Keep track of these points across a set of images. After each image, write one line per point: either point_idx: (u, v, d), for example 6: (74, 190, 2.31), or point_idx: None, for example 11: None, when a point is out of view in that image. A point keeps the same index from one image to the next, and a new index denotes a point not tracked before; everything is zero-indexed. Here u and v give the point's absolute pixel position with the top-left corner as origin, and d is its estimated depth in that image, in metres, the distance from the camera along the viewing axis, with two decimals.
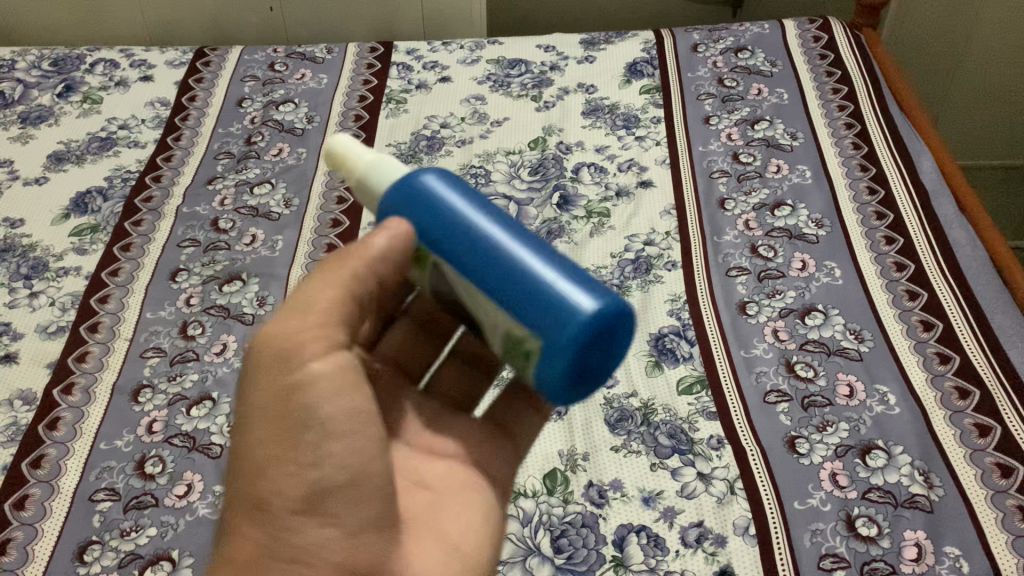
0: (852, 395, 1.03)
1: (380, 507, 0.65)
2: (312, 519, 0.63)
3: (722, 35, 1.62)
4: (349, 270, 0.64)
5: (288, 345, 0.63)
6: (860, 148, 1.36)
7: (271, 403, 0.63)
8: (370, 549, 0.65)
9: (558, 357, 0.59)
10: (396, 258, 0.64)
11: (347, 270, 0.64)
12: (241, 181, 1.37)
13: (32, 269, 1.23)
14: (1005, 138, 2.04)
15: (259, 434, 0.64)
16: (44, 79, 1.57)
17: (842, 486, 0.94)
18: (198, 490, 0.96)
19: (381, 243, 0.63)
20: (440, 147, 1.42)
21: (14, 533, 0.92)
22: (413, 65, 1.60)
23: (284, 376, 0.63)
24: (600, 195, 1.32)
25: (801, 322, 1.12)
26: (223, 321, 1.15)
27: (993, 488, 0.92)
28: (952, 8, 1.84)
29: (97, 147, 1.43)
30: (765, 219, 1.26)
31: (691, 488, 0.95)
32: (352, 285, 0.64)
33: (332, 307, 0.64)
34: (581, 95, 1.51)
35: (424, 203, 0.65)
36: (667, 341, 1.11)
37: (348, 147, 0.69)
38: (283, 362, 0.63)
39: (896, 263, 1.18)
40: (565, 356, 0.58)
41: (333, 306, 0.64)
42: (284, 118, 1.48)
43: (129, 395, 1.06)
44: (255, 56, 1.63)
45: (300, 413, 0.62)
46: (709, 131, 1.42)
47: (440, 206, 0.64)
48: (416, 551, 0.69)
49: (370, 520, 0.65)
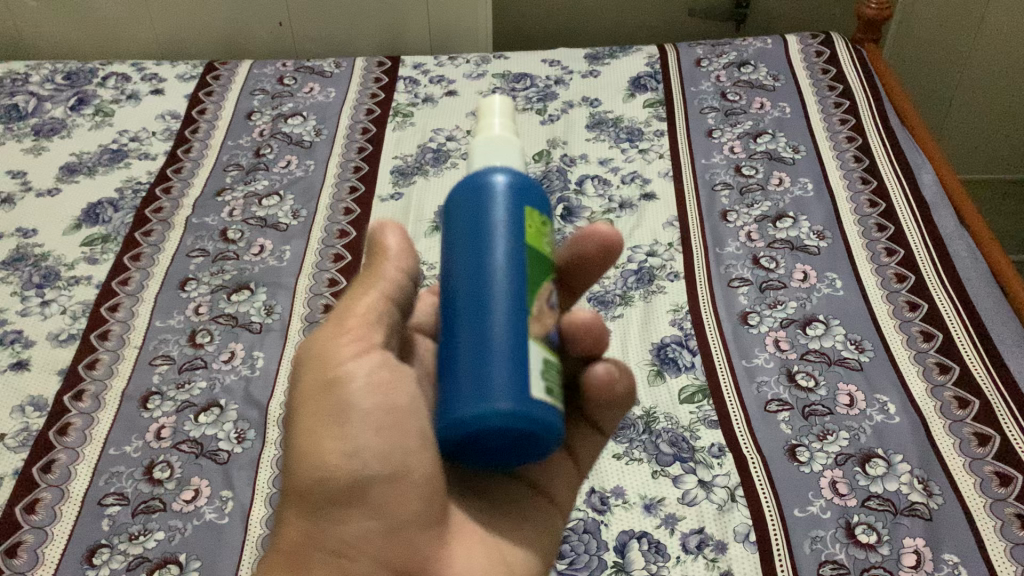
0: (853, 405, 1.04)
1: (422, 505, 0.63)
2: (355, 514, 0.62)
3: (725, 50, 1.64)
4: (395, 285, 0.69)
5: (332, 346, 0.65)
6: (861, 161, 1.37)
7: (316, 396, 0.64)
8: (412, 552, 0.63)
9: (443, 430, 0.56)
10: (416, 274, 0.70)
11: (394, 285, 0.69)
12: (250, 193, 1.39)
13: (44, 278, 1.25)
14: (1006, 154, 2.05)
15: (308, 430, 0.63)
16: (57, 93, 1.60)
17: (842, 494, 0.95)
18: (205, 495, 0.98)
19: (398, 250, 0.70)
20: (446, 160, 1.44)
21: (25, 536, 0.94)
22: (420, 80, 1.62)
23: (325, 374, 0.64)
24: (603, 207, 1.34)
25: (802, 333, 1.13)
26: (231, 329, 1.17)
27: (992, 497, 0.93)
28: (953, 21, 1.85)
29: (109, 159, 1.46)
30: (766, 230, 1.28)
31: (692, 495, 0.96)
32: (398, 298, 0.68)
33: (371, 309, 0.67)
34: (585, 108, 1.53)
35: (467, 203, 0.61)
36: (669, 350, 1.12)
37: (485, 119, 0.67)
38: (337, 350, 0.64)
39: (897, 274, 1.19)
40: (446, 433, 0.56)
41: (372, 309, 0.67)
42: (293, 131, 1.50)
43: (138, 402, 1.08)
44: (265, 70, 1.65)
45: (339, 405, 0.63)
46: (712, 144, 1.44)
47: (469, 218, 0.60)
48: (463, 553, 0.66)
49: (413, 518, 0.63)
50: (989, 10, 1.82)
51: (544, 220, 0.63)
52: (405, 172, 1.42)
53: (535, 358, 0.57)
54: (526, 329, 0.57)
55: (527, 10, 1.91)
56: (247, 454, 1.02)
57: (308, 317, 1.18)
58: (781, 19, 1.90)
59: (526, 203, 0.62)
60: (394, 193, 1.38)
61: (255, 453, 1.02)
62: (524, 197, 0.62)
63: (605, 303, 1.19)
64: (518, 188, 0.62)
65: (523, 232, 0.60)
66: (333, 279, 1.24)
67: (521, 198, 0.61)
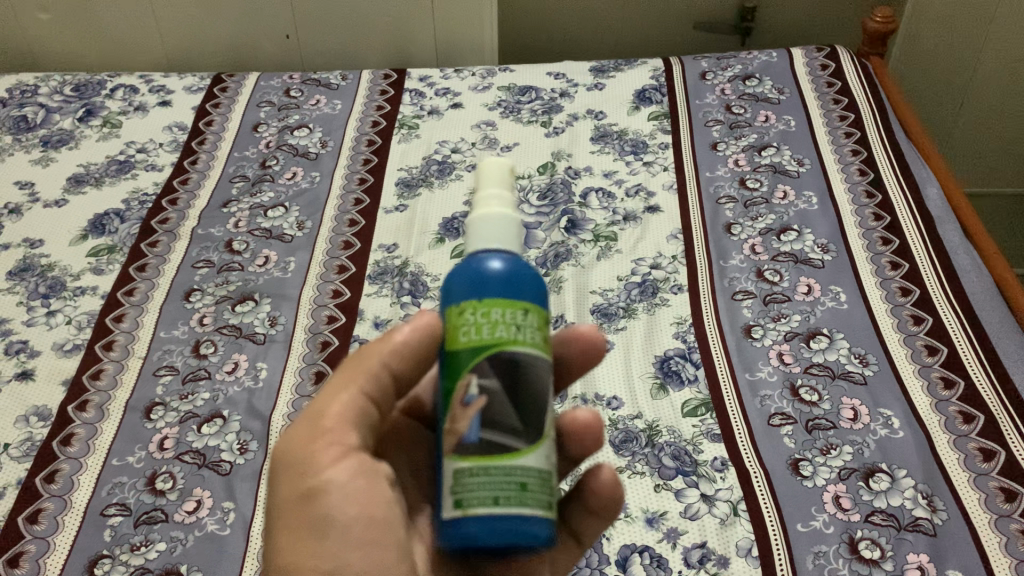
0: (856, 419, 1.03)
1: None
2: None
3: (731, 63, 1.64)
4: (362, 371, 0.62)
5: (303, 448, 0.59)
6: (866, 174, 1.37)
7: (288, 505, 0.58)
8: None
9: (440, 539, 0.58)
10: (411, 356, 0.63)
11: (360, 373, 0.62)
12: (256, 205, 1.39)
13: (50, 288, 1.26)
14: (1005, 166, 2.04)
15: (280, 544, 0.58)
16: (66, 104, 1.61)
17: (846, 509, 0.94)
18: (207, 506, 0.98)
19: (402, 335, 0.62)
20: (450, 172, 1.44)
21: (27, 546, 0.94)
22: (425, 92, 1.63)
23: (302, 482, 0.58)
24: (607, 220, 1.34)
25: (806, 346, 1.13)
26: (235, 340, 1.17)
27: (997, 513, 0.92)
28: (959, 35, 1.85)
29: (116, 170, 1.47)
30: (771, 243, 1.28)
31: (694, 509, 0.95)
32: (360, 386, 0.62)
33: (346, 409, 0.60)
34: (590, 121, 1.53)
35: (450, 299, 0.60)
36: (673, 363, 1.11)
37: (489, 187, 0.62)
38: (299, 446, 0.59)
39: (901, 288, 1.19)
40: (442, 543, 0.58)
41: (348, 408, 0.61)
42: (299, 143, 1.51)
43: (141, 413, 1.08)
44: (272, 82, 1.66)
45: (317, 517, 0.57)
46: (716, 157, 1.44)
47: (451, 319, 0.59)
48: None
49: None
50: (995, 25, 1.81)
51: (511, 304, 0.58)
52: (410, 184, 1.42)
53: (502, 471, 0.55)
54: (494, 436, 0.55)
55: (533, 24, 1.91)
56: (249, 465, 1.02)
57: (312, 328, 1.18)
58: (788, 33, 1.90)
59: (511, 289, 0.58)
60: (398, 205, 1.39)
61: (257, 464, 1.02)
62: (478, 288, 0.58)
63: (609, 316, 1.18)
64: (475, 276, 0.59)
65: (499, 324, 0.57)
66: (337, 289, 1.24)
67: (473, 290, 0.58)
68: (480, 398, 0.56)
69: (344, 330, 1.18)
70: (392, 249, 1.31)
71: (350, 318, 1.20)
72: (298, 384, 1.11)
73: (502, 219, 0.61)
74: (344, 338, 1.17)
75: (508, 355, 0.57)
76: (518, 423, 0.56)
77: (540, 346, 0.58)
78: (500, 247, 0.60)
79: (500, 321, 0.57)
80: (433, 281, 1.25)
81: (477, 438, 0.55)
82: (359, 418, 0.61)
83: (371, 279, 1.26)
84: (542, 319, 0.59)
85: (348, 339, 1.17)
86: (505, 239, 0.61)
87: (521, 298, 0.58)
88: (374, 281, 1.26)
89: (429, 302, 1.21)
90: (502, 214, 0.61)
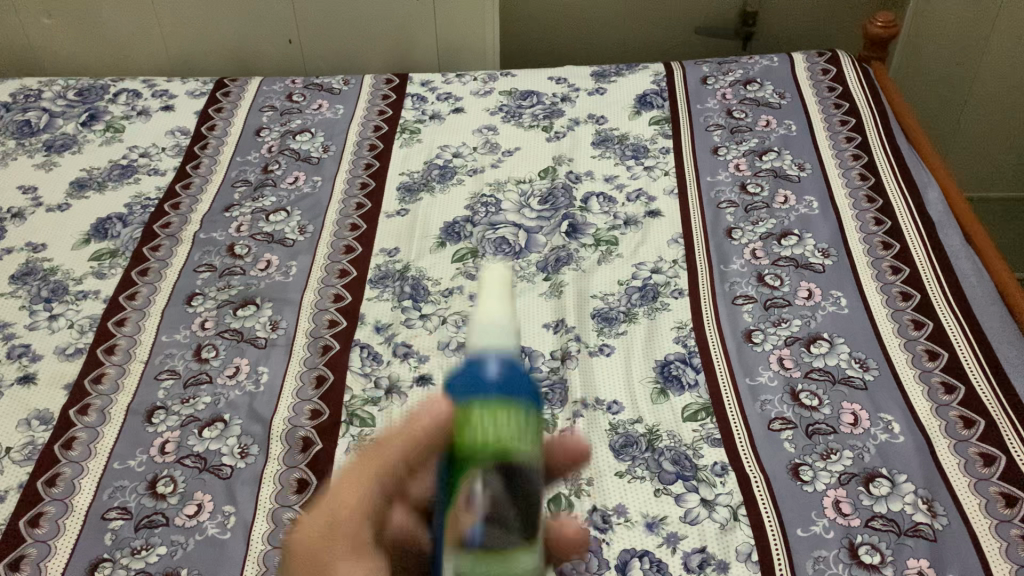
0: (856, 424, 1.04)
1: None
2: None
3: (732, 67, 1.64)
4: (380, 460, 0.61)
5: (313, 544, 0.60)
6: (867, 179, 1.37)
7: None
8: None
9: None
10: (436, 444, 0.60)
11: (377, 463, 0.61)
12: (258, 209, 1.40)
13: (52, 292, 1.26)
14: (1008, 170, 2.00)
15: None
16: (69, 109, 1.61)
17: (846, 514, 0.94)
18: (208, 510, 0.98)
19: (424, 424, 0.60)
20: (452, 176, 1.45)
21: (28, 550, 0.94)
22: (427, 97, 1.63)
23: None
24: (608, 224, 1.34)
25: (806, 351, 1.13)
26: (237, 344, 1.18)
27: (998, 518, 0.92)
28: (960, 40, 1.83)
29: (118, 174, 1.47)
30: (772, 248, 1.28)
31: (694, 514, 0.95)
32: (377, 478, 0.61)
33: (362, 503, 0.60)
34: (591, 126, 1.53)
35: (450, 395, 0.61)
36: (673, 368, 1.12)
37: (491, 290, 0.65)
38: (311, 540, 0.60)
39: (902, 293, 1.19)
40: None
41: (363, 502, 0.60)
42: (301, 147, 1.51)
43: (143, 417, 1.09)
44: (274, 87, 1.66)
45: None
46: (717, 161, 1.44)
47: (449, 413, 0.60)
48: None
49: None
50: (996, 30, 1.80)
51: (512, 407, 0.59)
52: (412, 188, 1.43)
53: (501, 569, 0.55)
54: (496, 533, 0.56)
55: (534, 25, 1.88)
56: (250, 468, 1.02)
57: (313, 332, 1.19)
58: (791, 37, 1.90)
59: (511, 388, 0.60)
60: (399, 209, 1.39)
61: (258, 468, 1.02)
62: (478, 388, 0.59)
63: (609, 320, 1.19)
64: (474, 378, 0.60)
65: (502, 422, 0.58)
66: (338, 294, 1.24)
67: (471, 389, 0.60)
68: (484, 497, 0.56)
69: (345, 334, 1.18)
70: (393, 253, 1.31)
71: (351, 322, 1.20)
72: (299, 387, 1.11)
73: (495, 321, 0.64)
74: (345, 343, 1.17)
75: (512, 455, 0.57)
76: (520, 522, 0.57)
77: (537, 449, 0.59)
78: (497, 352, 0.62)
79: (500, 419, 0.58)
80: (434, 286, 1.25)
81: (480, 540, 0.55)
82: (376, 510, 0.61)
83: (372, 283, 1.26)
84: (537, 422, 0.61)
85: (349, 343, 1.17)
86: (501, 344, 0.63)
87: (519, 398, 0.60)
88: (375, 285, 1.26)
89: (430, 307, 1.22)
90: (501, 318, 0.64)
